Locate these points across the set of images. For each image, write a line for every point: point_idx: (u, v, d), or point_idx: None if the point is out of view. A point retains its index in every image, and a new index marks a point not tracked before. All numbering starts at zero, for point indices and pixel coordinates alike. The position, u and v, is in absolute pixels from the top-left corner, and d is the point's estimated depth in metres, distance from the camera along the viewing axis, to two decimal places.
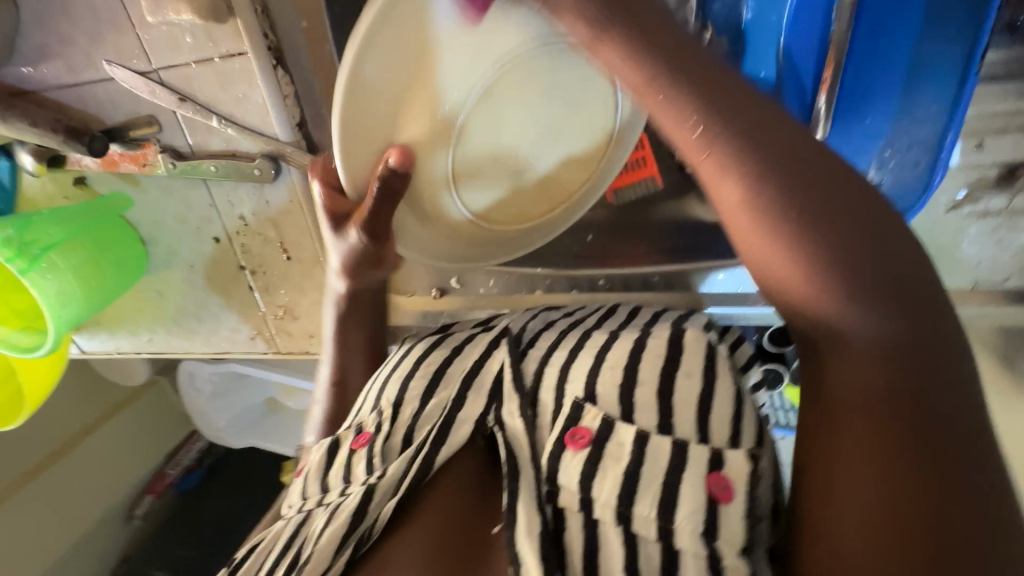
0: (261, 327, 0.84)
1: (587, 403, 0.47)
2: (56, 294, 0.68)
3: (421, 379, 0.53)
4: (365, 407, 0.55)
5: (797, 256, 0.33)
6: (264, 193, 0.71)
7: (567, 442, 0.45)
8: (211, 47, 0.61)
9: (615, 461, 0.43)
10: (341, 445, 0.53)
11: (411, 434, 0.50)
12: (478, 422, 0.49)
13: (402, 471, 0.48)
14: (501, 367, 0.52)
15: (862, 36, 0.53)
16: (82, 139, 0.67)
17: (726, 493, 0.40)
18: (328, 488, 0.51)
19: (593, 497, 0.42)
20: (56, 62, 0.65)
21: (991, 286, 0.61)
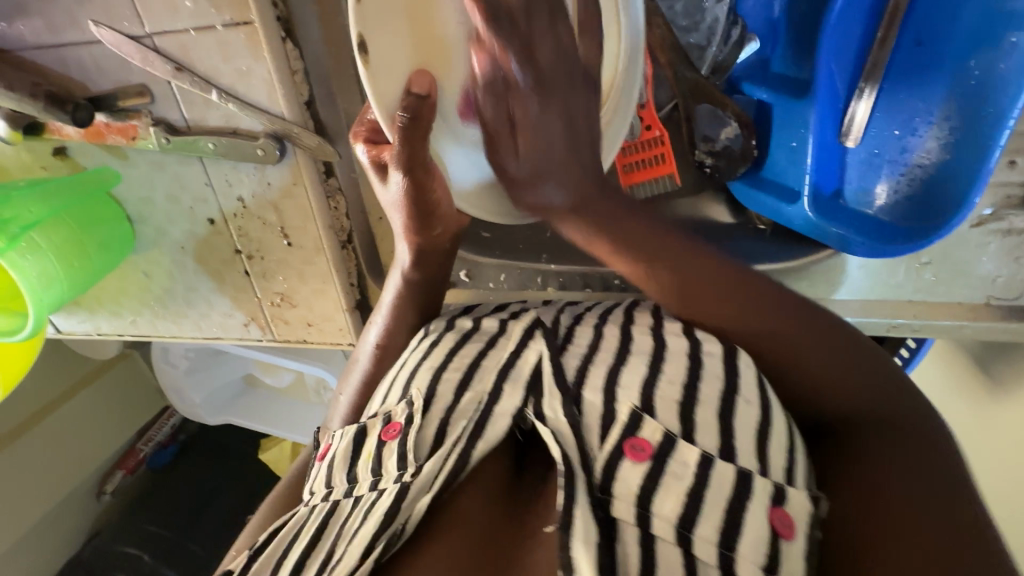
0: (256, 313, 0.80)
1: (646, 414, 0.45)
2: (38, 278, 0.65)
3: (455, 371, 0.52)
4: (391, 397, 0.53)
5: (662, 287, 0.51)
6: (267, 173, 0.66)
7: (629, 452, 0.44)
8: (214, 14, 0.56)
9: (676, 482, 0.42)
10: (369, 434, 0.51)
11: (445, 431, 0.48)
12: (516, 417, 0.48)
13: (437, 469, 0.46)
14: (538, 360, 0.51)
15: (906, 48, 0.54)
16: (67, 108, 0.61)
17: (788, 530, 0.40)
18: (356, 480, 0.49)
19: (652, 512, 0.41)
20: (36, 20, 0.59)
21: (1006, 303, 0.61)
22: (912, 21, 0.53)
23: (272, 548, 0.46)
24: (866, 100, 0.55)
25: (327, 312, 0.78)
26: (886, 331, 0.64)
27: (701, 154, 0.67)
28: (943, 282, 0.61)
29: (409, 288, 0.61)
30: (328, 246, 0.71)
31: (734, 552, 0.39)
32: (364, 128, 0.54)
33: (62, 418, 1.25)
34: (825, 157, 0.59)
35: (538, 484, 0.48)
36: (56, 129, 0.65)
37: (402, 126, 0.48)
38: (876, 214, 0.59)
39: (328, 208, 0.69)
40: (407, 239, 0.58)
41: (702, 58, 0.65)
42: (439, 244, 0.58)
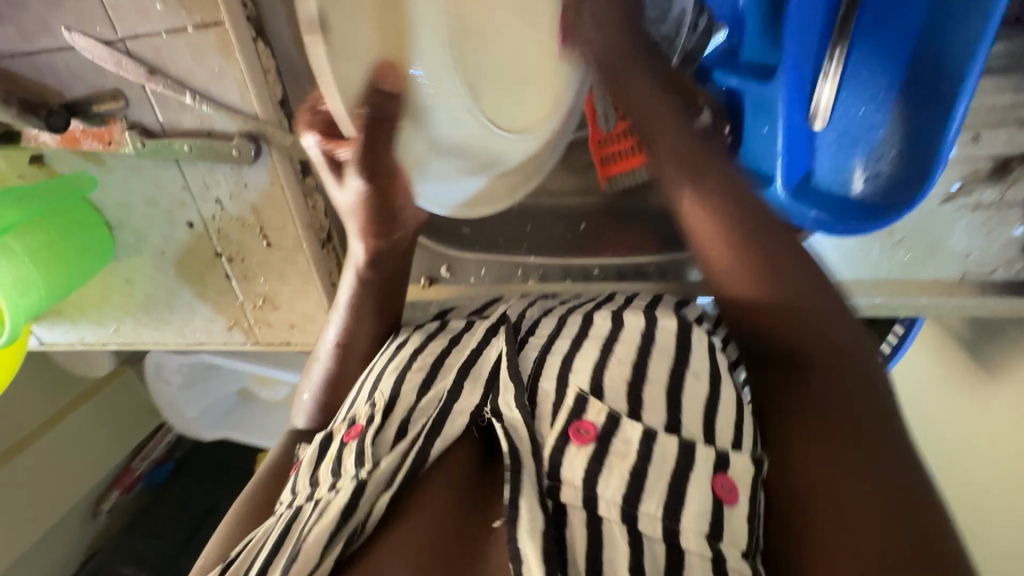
0: (239, 316, 0.80)
1: (590, 396, 0.47)
2: (13, 284, 0.65)
3: (419, 370, 0.53)
4: (358, 400, 0.54)
5: (728, 244, 0.51)
6: (243, 175, 0.67)
7: (572, 436, 0.45)
8: (184, 16, 0.57)
9: (620, 458, 0.43)
10: (334, 438, 0.51)
11: (407, 425, 0.50)
12: (475, 413, 0.49)
13: (394, 465, 0.47)
14: (499, 356, 0.52)
15: (867, 29, 0.55)
16: (40, 112, 0.62)
17: (731, 495, 0.41)
18: (317, 483, 0.49)
19: (597, 495, 0.42)
20: (8, 28, 0.60)
21: (980, 277, 0.61)
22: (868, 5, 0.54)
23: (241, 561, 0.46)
24: (831, 83, 0.55)
25: (310, 313, 0.78)
26: (865, 310, 0.65)
27: None
28: (918, 260, 0.62)
29: (365, 285, 0.62)
30: (307, 245, 0.71)
31: (680, 530, 0.40)
32: (316, 120, 0.53)
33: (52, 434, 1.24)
34: (795, 140, 0.59)
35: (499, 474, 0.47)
36: (30, 136, 0.66)
37: (364, 119, 0.50)
38: (851, 196, 0.59)
39: (305, 208, 0.69)
40: (363, 239, 0.60)
41: (680, 49, 0.68)
42: (398, 244, 0.61)
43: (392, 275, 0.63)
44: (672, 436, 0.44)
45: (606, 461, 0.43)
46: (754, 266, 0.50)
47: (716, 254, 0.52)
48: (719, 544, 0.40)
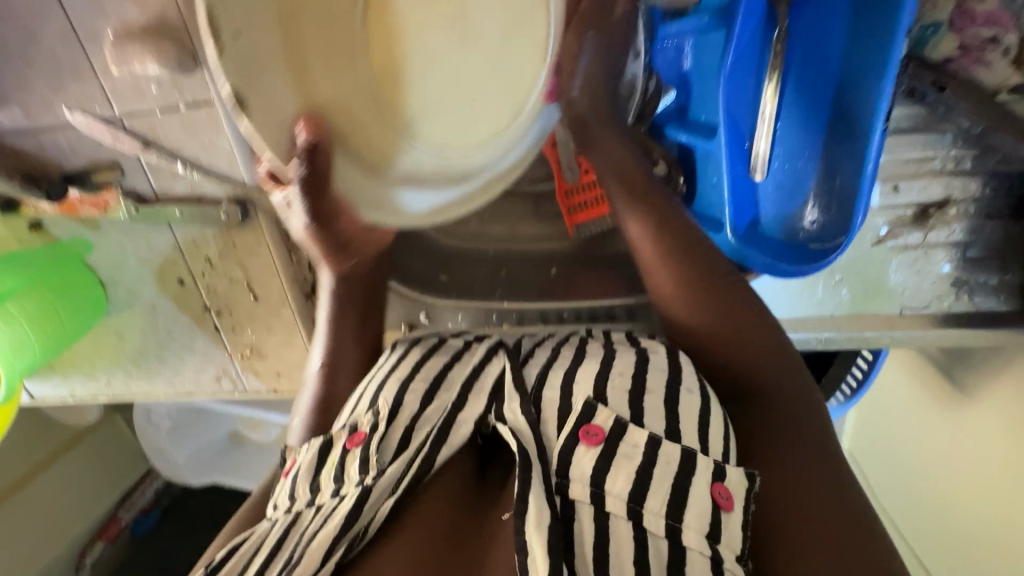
0: (227, 366, 0.83)
1: (599, 403, 0.51)
2: (8, 342, 0.69)
3: (421, 382, 0.57)
4: (359, 407, 0.56)
5: (683, 293, 0.59)
6: (232, 234, 0.71)
7: (582, 438, 0.49)
8: (178, 96, 0.62)
9: (627, 461, 0.47)
10: (335, 444, 0.54)
11: (409, 436, 0.53)
12: (476, 424, 0.53)
13: (399, 473, 0.50)
14: (501, 371, 0.56)
15: (793, 93, 0.60)
16: (41, 185, 0.67)
17: (728, 503, 0.46)
18: (319, 489, 0.52)
19: (604, 491, 0.46)
20: (14, 108, 0.65)
21: (915, 313, 0.65)
22: (794, 70, 0.59)
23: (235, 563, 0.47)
24: (766, 138, 0.59)
25: (295, 362, 0.81)
26: (818, 344, 0.67)
27: None
28: (861, 296, 0.65)
29: (341, 300, 0.65)
30: (292, 298, 0.75)
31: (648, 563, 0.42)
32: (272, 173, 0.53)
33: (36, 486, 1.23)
34: (741, 189, 0.64)
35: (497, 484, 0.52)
36: (28, 203, 0.70)
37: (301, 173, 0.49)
38: (800, 237, 0.64)
39: (290, 262, 0.73)
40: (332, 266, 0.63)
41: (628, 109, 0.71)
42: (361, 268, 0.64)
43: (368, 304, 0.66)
44: (640, 429, 0.49)
45: (613, 461, 0.47)
46: (700, 295, 0.59)
47: (676, 299, 0.60)
48: (717, 546, 0.44)
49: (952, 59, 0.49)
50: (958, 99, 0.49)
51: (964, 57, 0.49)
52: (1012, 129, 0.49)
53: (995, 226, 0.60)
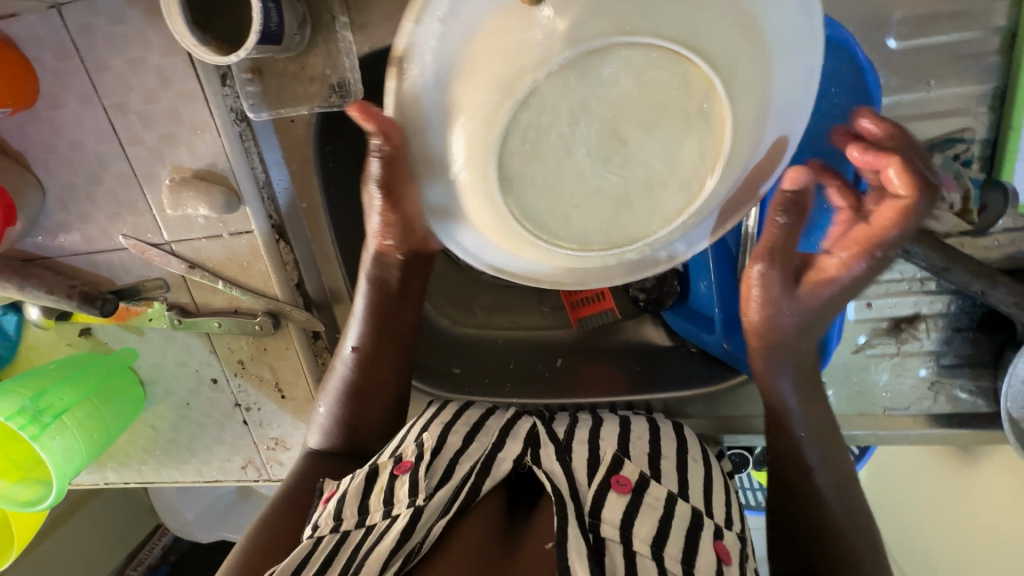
0: (253, 457, 0.88)
1: (625, 459, 0.62)
2: (63, 455, 0.71)
3: (463, 425, 0.66)
4: (405, 442, 0.64)
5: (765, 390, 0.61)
6: (264, 340, 0.78)
7: (614, 485, 0.58)
8: (222, 226, 0.70)
9: (652, 509, 0.56)
10: (381, 472, 0.61)
11: (451, 468, 0.60)
12: (516, 461, 0.61)
13: (447, 498, 0.58)
14: (533, 424, 0.66)
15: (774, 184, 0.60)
16: (96, 303, 0.73)
17: (727, 557, 0.56)
18: (367, 512, 0.58)
19: (632, 535, 0.54)
20: (75, 234, 0.73)
21: (900, 412, 0.69)
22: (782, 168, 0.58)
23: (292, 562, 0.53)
24: None
25: None
26: None
27: (634, 292, 0.83)
28: (848, 398, 0.70)
29: (377, 294, 0.67)
30: (316, 397, 0.81)
31: None
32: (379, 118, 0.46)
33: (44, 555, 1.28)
34: None
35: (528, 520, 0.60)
36: (81, 315, 0.77)
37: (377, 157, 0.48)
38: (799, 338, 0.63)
39: (315, 364, 0.80)
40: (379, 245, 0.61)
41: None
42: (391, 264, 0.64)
43: (411, 292, 0.68)
44: (660, 486, 0.59)
45: (640, 508, 0.56)
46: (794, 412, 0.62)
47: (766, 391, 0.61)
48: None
49: None
50: (916, 244, 0.54)
51: None
52: (968, 267, 0.54)
53: (964, 338, 0.65)
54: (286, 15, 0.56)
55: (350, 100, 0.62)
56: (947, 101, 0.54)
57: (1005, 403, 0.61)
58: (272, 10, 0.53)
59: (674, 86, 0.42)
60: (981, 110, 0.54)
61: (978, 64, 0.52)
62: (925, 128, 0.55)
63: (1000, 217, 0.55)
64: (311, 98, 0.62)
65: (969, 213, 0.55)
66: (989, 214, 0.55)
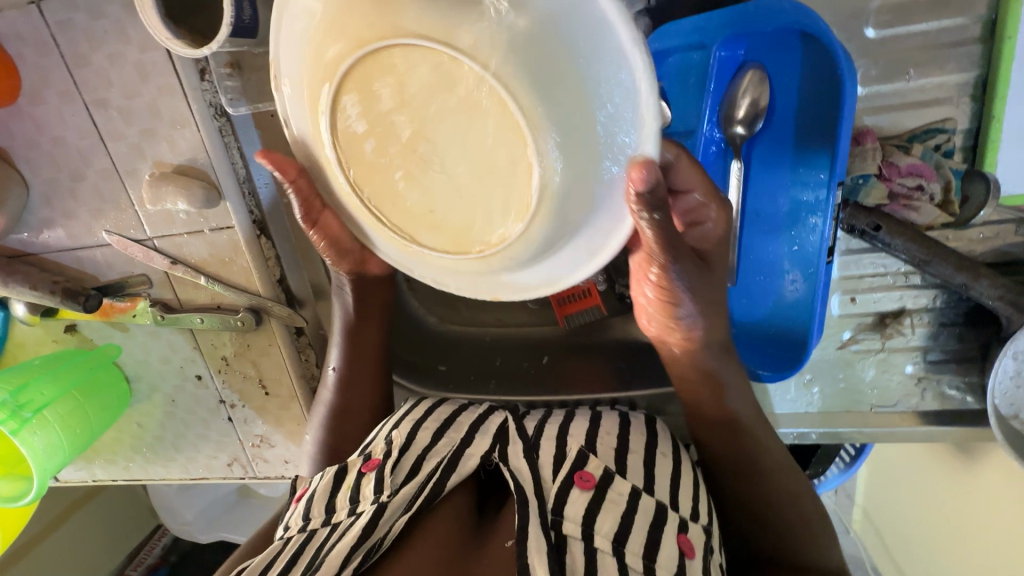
0: (238, 454, 0.88)
1: (589, 453, 0.61)
2: (43, 449, 0.71)
3: (433, 422, 0.66)
4: (376, 440, 0.66)
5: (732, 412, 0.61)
6: (247, 337, 0.77)
7: (577, 481, 0.58)
8: (203, 222, 0.70)
9: (614, 505, 0.56)
10: (351, 470, 0.63)
11: (418, 465, 0.60)
12: (484, 457, 0.61)
13: (413, 493, 0.58)
14: (504, 420, 0.66)
15: (756, 171, 0.59)
16: (79, 298, 0.73)
17: (691, 550, 0.55)
18: (334, 510, 0.59)
19: (594, 530, 0.53)
20: (59, 230, 0.73)
21: (887, 409, 0.68)
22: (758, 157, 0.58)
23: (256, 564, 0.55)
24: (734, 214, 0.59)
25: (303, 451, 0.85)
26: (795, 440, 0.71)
27: (621, 288, 0.84)
28: (831, 395, 0.69)
29: (350, 316, 0.71)
30: (300, 393, 0.81)
31: None
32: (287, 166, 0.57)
33: (39, 552, 1.28)
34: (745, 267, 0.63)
35: (496, 516, 0.59)
36: (66, 311, 0.78)
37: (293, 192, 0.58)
38: (786, 328, 0.62)
39: (299, 360, 0.80)
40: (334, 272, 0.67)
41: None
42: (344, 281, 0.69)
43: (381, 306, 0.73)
44: (624, 479, 0.59)
45: (604, 504, 0.56)
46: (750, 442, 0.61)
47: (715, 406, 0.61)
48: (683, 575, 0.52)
49: (884, 205, 0.55)
50: (895, 237, 0.54)
51: (893, 203, 0.55)
52: (949, 260, 0.53)
53: (951, 333, 0.64)
54: (260, 8, 0.56)
55: None
56: (928, 91, 0.53)
57: (992, 400, 0.60)
58: (245, 3, 0.53)
59: (435, 80, 0.38)
60: (964, 99, 0.53)
61: (960, 52, 0.51)
62: (907, 119, 0.54)
63: (981, 210, 0.52)
64: None
65: (950, 204, 0.54)
66: (970, 206, 0.53)
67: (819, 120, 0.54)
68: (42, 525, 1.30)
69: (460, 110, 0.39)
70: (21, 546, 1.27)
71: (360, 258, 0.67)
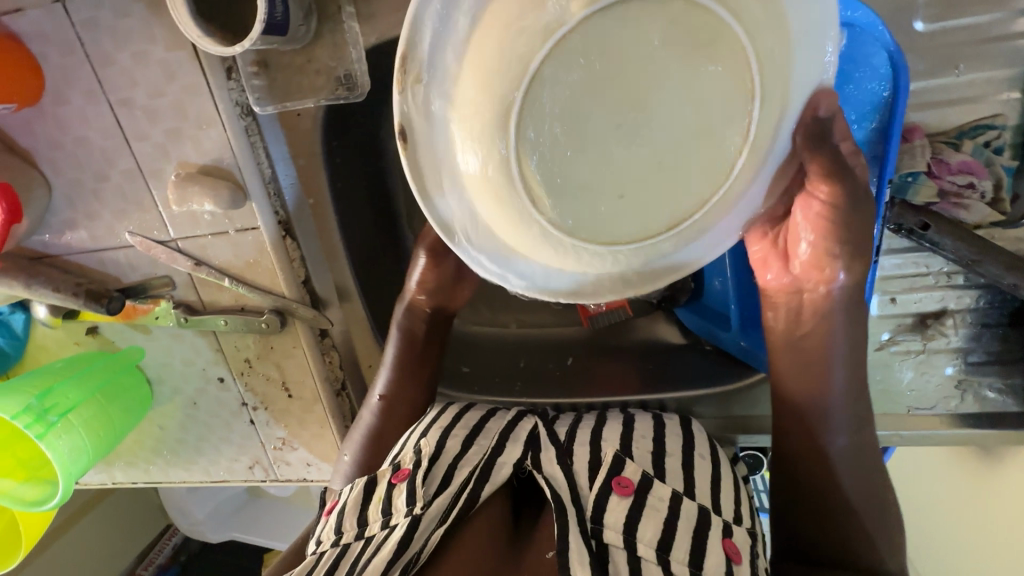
0: (260, 457, 0.87)
1: (626, 458, 0.59)
2: (68, 452, 0.71)
3: (462, 429, 0.65)
4: (405, 449, 0.64)
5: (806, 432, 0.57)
6: (271, 339, 0.77)
7: (614, 487, 0.56)
8: (228, 223, 0.69)
9: (655, 511, 0.55)
10: (380, 481, 0.61)
11: (450, 475, 0.60)
12: (517, 465, 0.60)
13: (446, 505, 0.57)
14: (534, 426, 0.65)
15: None
16: (102, 301, 0.72)
17: (737, 556, 0.53)
18: (367, 523, 0.59)
19: (637, 539, 0.53)
20: (82, 232, 0.73)
21: (925, 412, 0.65)
22: None
23: None
24: None
25: (326, 454, 0.84)
26: None
27: (647, 288, 0.83)
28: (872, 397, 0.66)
29: (409, 340, 0.72)
30: (324, 396, 0.80)
31: None
32: None
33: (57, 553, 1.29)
34: None
35: (532, 526, 0.59)
36: (88, 314, 0.77)
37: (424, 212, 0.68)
38: None
39: (323, 363, 0.79)
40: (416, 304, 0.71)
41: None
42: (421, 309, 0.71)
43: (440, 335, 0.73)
44: (665, 485, 0.57)
45: (643, 510, 0.55)
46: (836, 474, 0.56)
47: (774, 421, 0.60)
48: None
49: (933, 203, 0.53)
50: (944, 237, 0.52)
51: (943, 201, 0.53)
52: (1000, 260, 0.52)
53: (993, 334, 0.63)
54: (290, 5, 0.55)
55: (357, 92, 0.62)
56: (975, 87, 0.51)
57: None
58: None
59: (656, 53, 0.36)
60: (1011, 94, 0.51)
61: (1008, 47, 0.50)
62: (953, 116, 0.53)
63: None
64: (317, 91, 0.62)
65: (1000, 202, 0.52)
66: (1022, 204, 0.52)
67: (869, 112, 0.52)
68: (60, 525, 1.31)
69: (687, 72, 0.36)
70: (39, 547, 1.27)
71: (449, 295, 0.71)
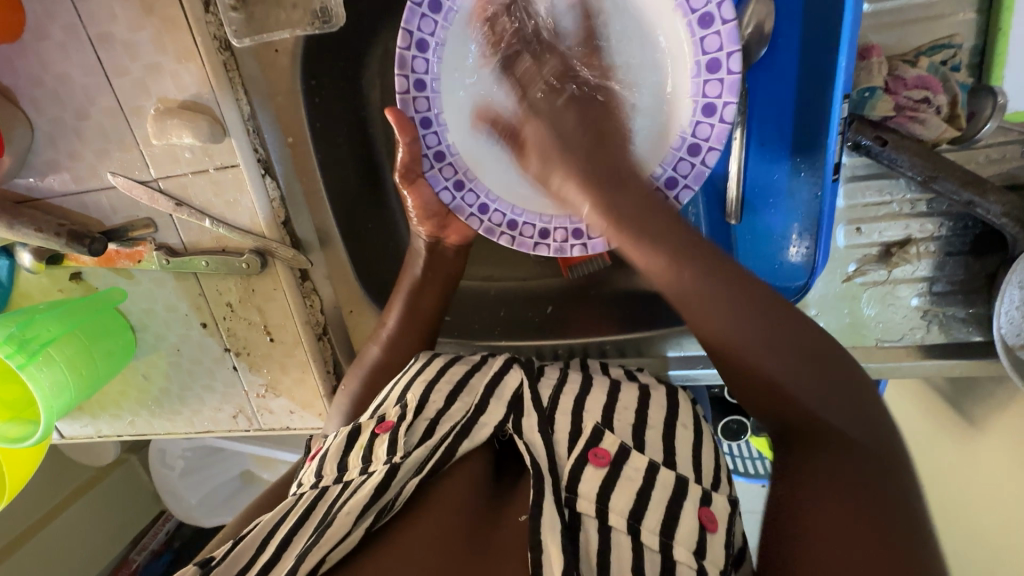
0: (244, 405, 0.88)
1: (606, 430, 0.60)
2: (49, 387, 0.72)
3: (445, 385, 0.64)
4: (388, 402, 0.64)
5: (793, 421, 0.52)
6: (252, 282, 0.78)
7: (592, 459, 0.57)
8: (208, 161, 0.70)
9: (629, 482, 0.55)
10: (363, 431, 0.62)
11: (433, 427, 0.60)
12: (498, 427, 0.60)
13: (424, 456, 0.57)
14: (519, 385, 0.64)
15: (761, 102, 0.61)
16: (84, 241, 0.72)
17: (713, 524, 0.54)
18: (346, 469, 0.59)
19: (608, 507, 0.54)
20: (64, 173, 0.73)
21: (892, 344, 0.67)
22: (761, 85, 0.60)
23: (266, 524, 0.54)
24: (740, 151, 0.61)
25: (307, 399, 0.85)
26: None
27: None
28: (837, 329, 0.68)
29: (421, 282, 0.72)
30: (306, 339, 0.81)
31: None
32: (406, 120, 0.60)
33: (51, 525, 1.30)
34: (752, 206, 0.64)
35: (513, 485, 0.59)
36: (72, 258, 0.78)
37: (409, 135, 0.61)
38: (789, 261, 0.63)
39: (305, 306, 0.80)
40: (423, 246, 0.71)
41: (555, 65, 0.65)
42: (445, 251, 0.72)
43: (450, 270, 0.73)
44: (642, 455, 0.58)
45: (614, 479, 0.55)
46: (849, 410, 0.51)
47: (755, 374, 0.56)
48: (703, 561, 0.52)
49: (889, 118, 0.55)
50: (902, 153, 0.54)
51: (899, 116, 0.55)
52: (955, 175, 0.53)
53: (957, 262, 0.64)
54: None
55: (332, 25, 0.63)
56: (932, 7, 0.54)
57: (999, 329, 0.59)
58: None
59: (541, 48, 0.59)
60: (968, 13, 0.54)
61: None
62: (912, 36, 0.55)
63: (987, 124, 0.53)
64: (294, 24, 0.63)
65: (957, 118, 0.54)
66: (977, 121, 0.53)
67: (819, 33, 0.55)
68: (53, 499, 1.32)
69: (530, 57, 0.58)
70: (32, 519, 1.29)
71: (442, 223, 0.70)
